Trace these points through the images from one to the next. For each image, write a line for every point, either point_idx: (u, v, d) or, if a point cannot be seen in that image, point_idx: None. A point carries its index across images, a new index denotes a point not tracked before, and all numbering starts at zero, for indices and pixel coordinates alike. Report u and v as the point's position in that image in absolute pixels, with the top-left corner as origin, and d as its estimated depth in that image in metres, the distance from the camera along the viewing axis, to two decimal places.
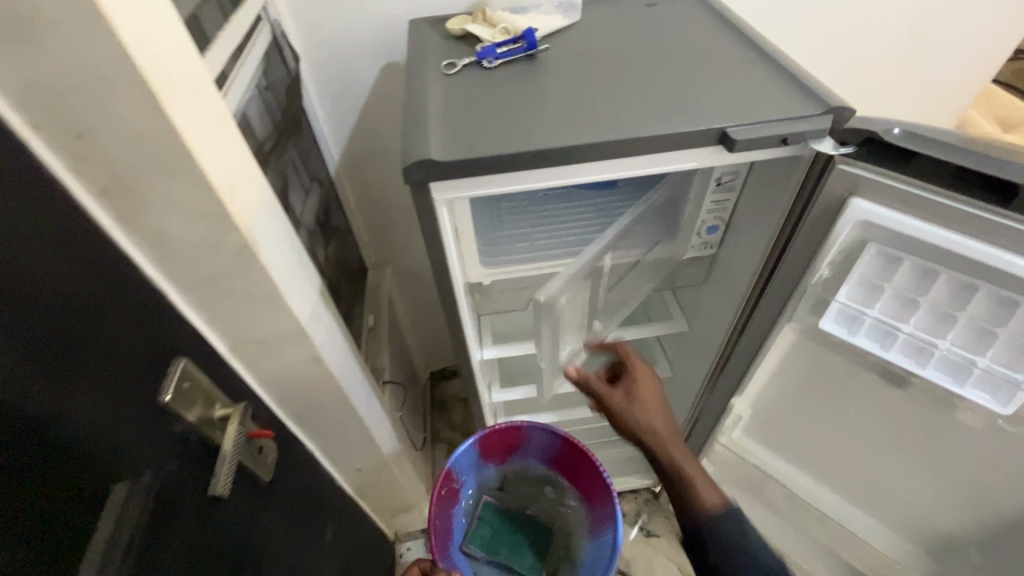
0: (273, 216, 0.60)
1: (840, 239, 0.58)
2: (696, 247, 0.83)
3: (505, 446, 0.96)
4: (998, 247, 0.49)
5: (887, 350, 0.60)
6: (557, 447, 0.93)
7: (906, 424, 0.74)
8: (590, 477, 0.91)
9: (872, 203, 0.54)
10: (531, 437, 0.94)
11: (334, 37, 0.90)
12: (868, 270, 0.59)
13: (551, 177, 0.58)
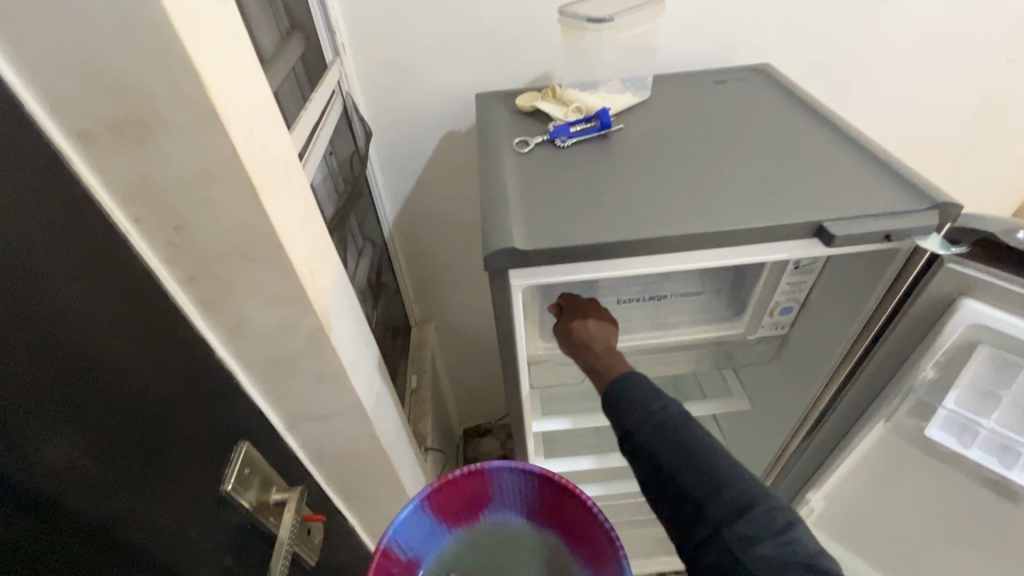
0: (343, 293, 0.59)
1: (947, 341, 0.53)
2: (767, 327, 0.79)
3: (464, 508, 0.57)
4: None
5: (1010, 469, 0.54)
6: (541, 498, 0.56)
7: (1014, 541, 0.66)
8: (594, 544, 0.53)
9: (989, 306, 0.50)
10: (501, 486, 0.56)
11: (401, 106, 0.92)
12: (982, 374, 0.54)
13: (635, 264, 0.55)
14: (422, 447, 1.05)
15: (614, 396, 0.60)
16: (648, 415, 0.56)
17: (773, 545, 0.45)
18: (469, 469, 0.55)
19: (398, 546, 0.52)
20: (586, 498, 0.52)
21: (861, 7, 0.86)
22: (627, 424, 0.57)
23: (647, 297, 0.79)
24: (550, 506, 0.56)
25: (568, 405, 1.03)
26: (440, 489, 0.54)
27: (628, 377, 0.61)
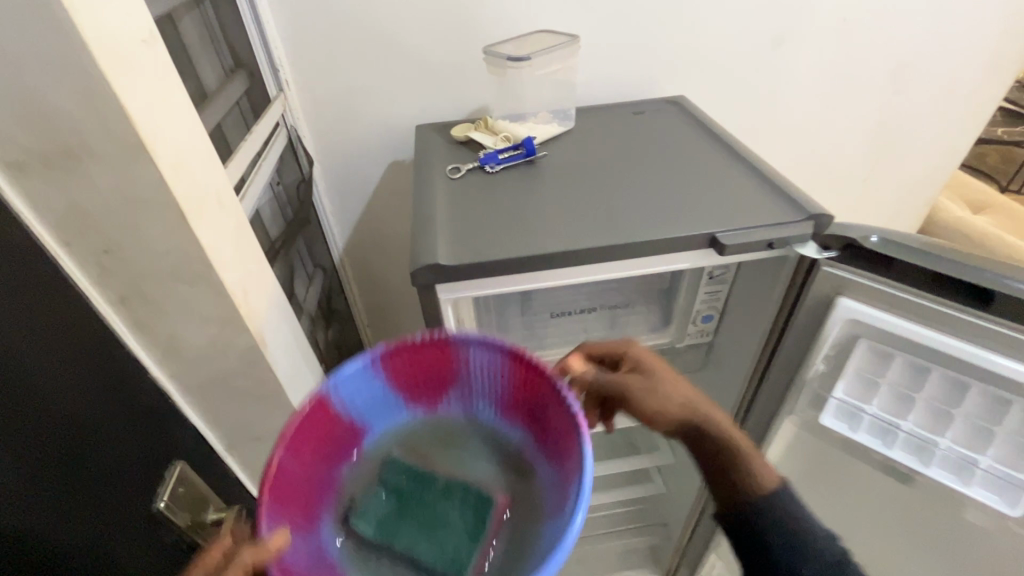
0: (280, 313, 0.61)
1: (831, 336, 0.60)
2: (693, 335, 0.85)
3: (422, 377, 0.43)
4: (980, 346, 0.51)
5: (890, 447, 0.61)
6: (513, 376, 0.41)
7: (918, 525, 0.72)
8: (564, 430, 0.38)
9: (859, 302, 0.56)
10: (472, 368, 0.42)
11: (346, 138, 0.96)
12: (862, 365, 0.61)
13: (553, 277, 0.60)
14: None
15: (761, 518, 0.50)
16: (817, 552, 0.48)
17: None
18: (440, 335, 0.42)
19: (342, 401, 0.40)
20: (556, 375, 0.38)
21: (761, 47, 0.97)
22: (774, 553, 0.49)
23: (580, 310, 0.84)
24: (530, 399, 0.41)
25: None
26: (404, 352, 0.42)
27: (780, 492, 0.50)
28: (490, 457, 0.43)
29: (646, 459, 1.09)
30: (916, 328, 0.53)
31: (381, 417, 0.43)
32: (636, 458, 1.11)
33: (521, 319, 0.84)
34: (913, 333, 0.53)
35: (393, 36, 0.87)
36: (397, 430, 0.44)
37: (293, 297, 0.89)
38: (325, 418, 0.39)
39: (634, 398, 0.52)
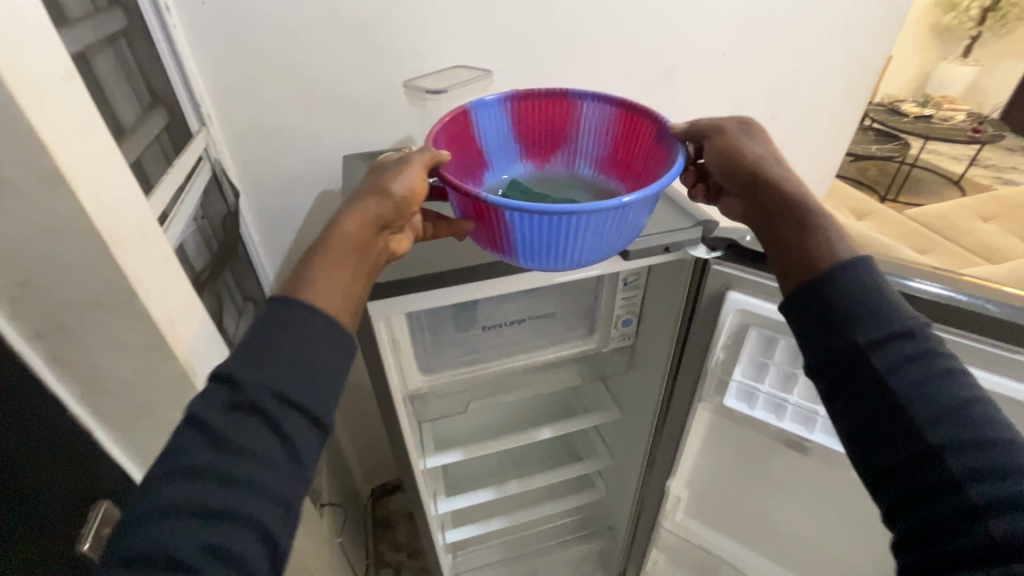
0: (211, 341, 0.62)
1: (726, 326, 0.69)
2: (616, 338, 0.92)
3: (542, 128, 0.74)
4: None
5: (781, 420, 0.69)
6: (609, 125, 0.72)
7: (817, 490, 0.81)
8: (647, 149, 0.69)
9: (744, 295, 0.65)
10: (580, 121, 0.73)
11: (273, 169, 0.98)
12: (754, 350, 0.69)
13: (484, 290, 0.68)
14: (318, 504, 1.03)
15: (831, 294, 0.49)
16: (865, 274, 0.49)
17: (953, 393, 0.44)
18: (563, 95, 0.71)
19: (485, 129, 0.71)
20: (655, 112, 0.67)
21: (657, 79, 1.10)
22: (842, 307, 0.49)
23: (508, 323, 0.87)
24: (615, 138, 0.73)
25: (463, 438, 1.08)
26: (528, 102, 0.72)
27: (855, 258, 0.50)
28: (584, 186, 0.75)
29: (584, 463, 1.15)
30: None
31: (506, 156, 0.75)
32: (575, 464, 1.17)
33: (455, 335, 0.86)
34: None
35: (317, 73, 0.91)
36: (512, 166, 0.76)
37: (224, 330, 0.88)
38: (467, 124, 0.69)
39: (748, 147, 0.61)
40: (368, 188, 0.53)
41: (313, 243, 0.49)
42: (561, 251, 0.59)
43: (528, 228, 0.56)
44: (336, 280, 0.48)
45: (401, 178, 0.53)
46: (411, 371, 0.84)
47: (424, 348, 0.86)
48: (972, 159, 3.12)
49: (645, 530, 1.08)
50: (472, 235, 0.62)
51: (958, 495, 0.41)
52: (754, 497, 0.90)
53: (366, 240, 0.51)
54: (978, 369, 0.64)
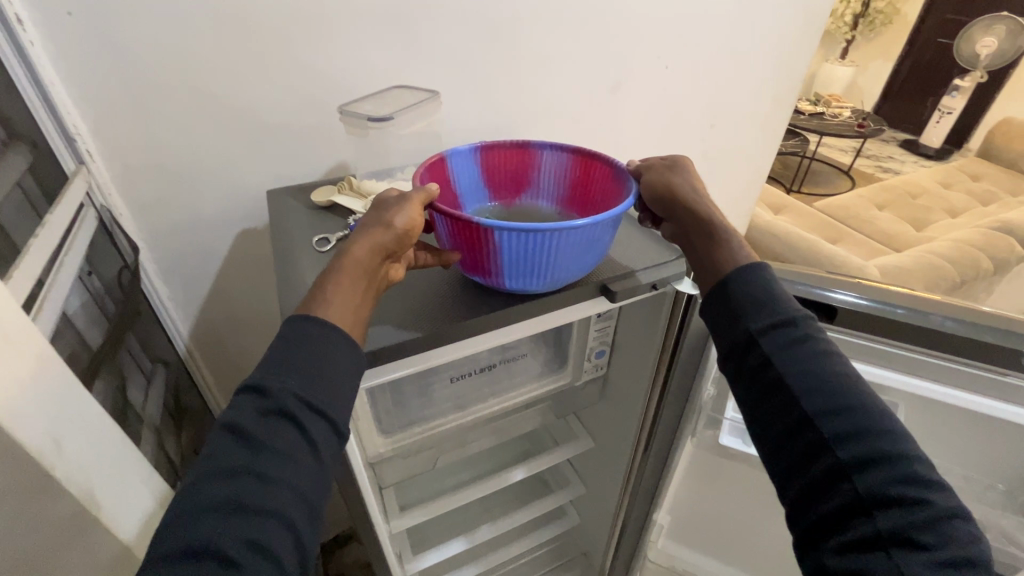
0: (119, 451, 0.48)
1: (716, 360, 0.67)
2: (589, 370, 0.87)
3: (513, 181, 0.72)
4: None
5: None
6: (576, 176, 0.70)
7: None
8: (610, 194, 0.66)
9: None
10: (539, 165, 0.71)
11: (180, 210, 0.83)
12: None
13: (459, 349, 0.58)
14: None
15: (731, 291, 0.52)
16: (753, 274, 0.52)
17: (826, 371, 0.45)
18: (519, 143, 0.70)
19: (460, 178, 0.68)
20: (618, 160, 0.65)
21: (601, 93, 1.06)
22: (736, 303, 0.51)
23: (478, 369, 0.79)
24: (576, 179, 0.70)
25: (427, 490, 0.99)
26: (500, 155, 0.70)
27: (754, 264, 0.53)
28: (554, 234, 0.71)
29: (557, 495, 1.09)
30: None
31: (478, 207, 0.71)
32: (547, 498, 1.11)
33: (418, 393, 0.79)
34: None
35: (227, 97, 0.77)
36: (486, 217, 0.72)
37: (129, 411, 0.73)
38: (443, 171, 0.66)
39: (670, 178, 0.61)
40: (377, 215, 0.53)
41: (327, 269, 0.50)
42: (539, 272, 0.56)
43: (508, 248, 0.53)
44: (348, 308, 0.49)
45: (407, 209, 0.53)
46: (369, 435, 0.74)
47: (383, 405, 0.76)
48: (859, 151, 3.45)
49: (627, 558, 1.04)
50: (460, 265, 0.59)
51: (825, 454, 0.43)
52: (736, 519, 0.88)
53: (374, 264, 0.51)
54: (1005, 404, 0.56)
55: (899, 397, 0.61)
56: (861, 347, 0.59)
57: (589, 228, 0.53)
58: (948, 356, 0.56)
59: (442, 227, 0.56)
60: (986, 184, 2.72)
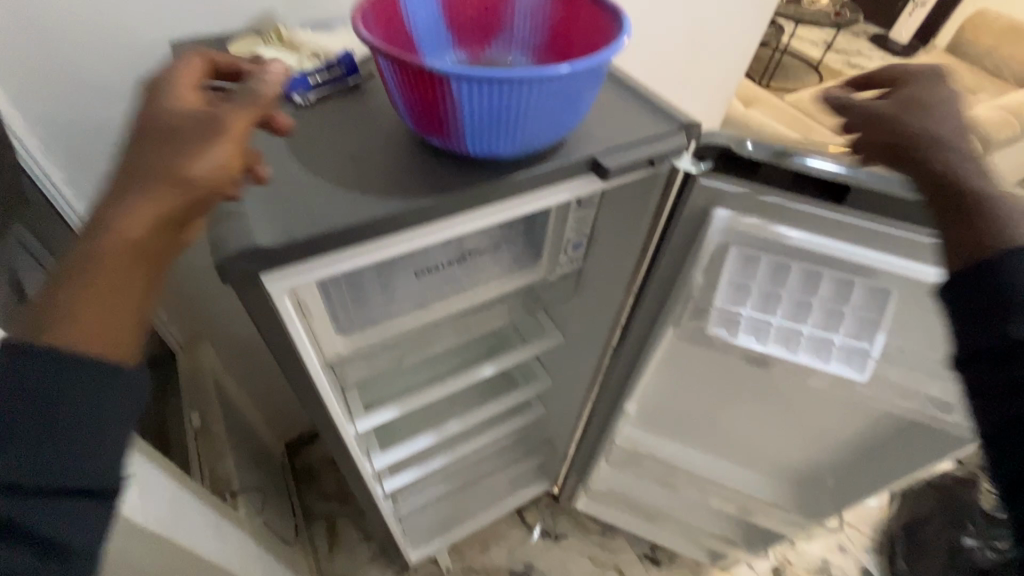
0: None
1: (711, 246, 0.58)
2: (564, 265, 0.81)
3: (483, 25, 0.59)
4: (832, 239, 0.54)
5: (764, 343, 0.61)
6: (558, 18, 0.57)
7: (772, 395, 0.80)
8: (594, 38, 0.54)
9: (733, 211, 0.55)
10: (514, 6, 0.58)
11: (59, 67, 0.65)
12: (733, 272, 0.60)
13: (415, 237, 0.48)
14: (229, 495, 0.86)
15: (1009, 261, 0.38)
16: None
17: None
18: None
19: (415, 13, 0.55)
20: None
21: None
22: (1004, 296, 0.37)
23: (444, 264, 0.72)
24: (556, 19, 0.57)
25: (391, 388, 0.96)
26: None
27: None
28: None
29: (525, 389, 1.09)
30: (823, 240, 0.54)
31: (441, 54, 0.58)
32: (514, 392, 1.11)
33: (377, 290, 0.71)
34: (810, 242, 0.55)
35: None
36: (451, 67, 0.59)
37: None
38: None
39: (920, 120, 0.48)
40: (160, 162, 0.39)
41: (85, 249, 0.37)
42: (509, 134, 0.45)
43: (469, 103, 0.42)
44: (121, 302, 0.38)
45: (209, 151, 0.39)
46: (325, 334, 0.66)
47: (340, 300, 0.68)
48: (832, 41, 3.31)
49: (593, 443, 1.08)
50: (410, 122, 0.47)
51: None
52: (701, 407, 0.90)
53: (147, 249, 0.38)
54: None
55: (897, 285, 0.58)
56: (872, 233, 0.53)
57: (567, 79, 0.43)
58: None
59: (387, 72, 0.44)
60: (950, 80, 2.69)
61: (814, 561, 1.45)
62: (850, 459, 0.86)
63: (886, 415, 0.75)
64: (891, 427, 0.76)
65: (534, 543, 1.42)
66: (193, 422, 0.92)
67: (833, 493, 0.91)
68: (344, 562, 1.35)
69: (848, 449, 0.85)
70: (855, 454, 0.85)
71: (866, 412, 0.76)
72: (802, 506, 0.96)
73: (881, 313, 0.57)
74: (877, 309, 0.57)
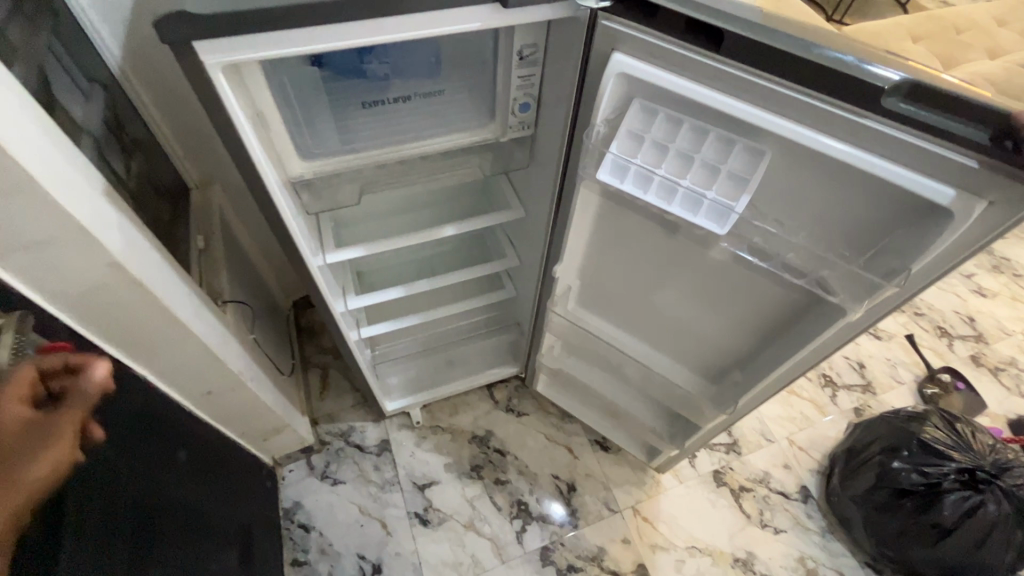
0: (6, 94, 0.53)
1: (609, 89, 0.64)
2: (515, 128, 0.87)
3: None
4: (716, 92, 0.59)
5: (645, 193, 0.69)
6: None
7: (685, 271, 0.88)
8: None
9: (629, 56, 0.61)
10: None
11: None
12: (633, 123, 0.67)
13: (324, 37, 0.58)
14: (218, 301, 1.03)
15: None
16: None
17: None
18: None
19: None
20: None
21: None
22: None
23: (390, 101, 0.83)
24: None
25: (365, 236, 1.10)
26: None
27: None
28: None
29: (494, 263, 1.20)
30: (696, 87, 0.59)
31: None
32: (480, 265, 1.22)
33: (332, 121, 0.82)
34: (687, 90, 0.59)
35: None
36: None
37: (61, 106, 0.76)
38: None
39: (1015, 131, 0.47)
40: None
41: None
42: None
43: None
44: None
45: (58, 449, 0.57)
46: (285, 146, 0.78)
47: (306, 118, 0.79)
48: None
49: (543, 315, 1.19)
50: None
51: None
52: (629, 286, 0.99)
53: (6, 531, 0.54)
54: (880, 160, 0.54)
55: (774, 146, 0.62)
56: (741, 82, 0.57)
57: None
58: (828, 99, 0.54)
59: None
60: None
61: (755, 472, 1.54)
62: (754, 351, 0.93)
63: (780, 301, 0.81)
64: (785, 314, 0.83)
65: (498, 415, 1.59)
66: (197, 242, 1.09)
67: (736, 384, 0.98)
68: (331, 403, 1.57)
69: (755, 339, 0.91)
70: (758, 345, 0.91)
71: (768, 298, 0.82)
72: (713, 397, 1.04)
73: (753, 172, 0.63)
74: (749, 166, 0.63)
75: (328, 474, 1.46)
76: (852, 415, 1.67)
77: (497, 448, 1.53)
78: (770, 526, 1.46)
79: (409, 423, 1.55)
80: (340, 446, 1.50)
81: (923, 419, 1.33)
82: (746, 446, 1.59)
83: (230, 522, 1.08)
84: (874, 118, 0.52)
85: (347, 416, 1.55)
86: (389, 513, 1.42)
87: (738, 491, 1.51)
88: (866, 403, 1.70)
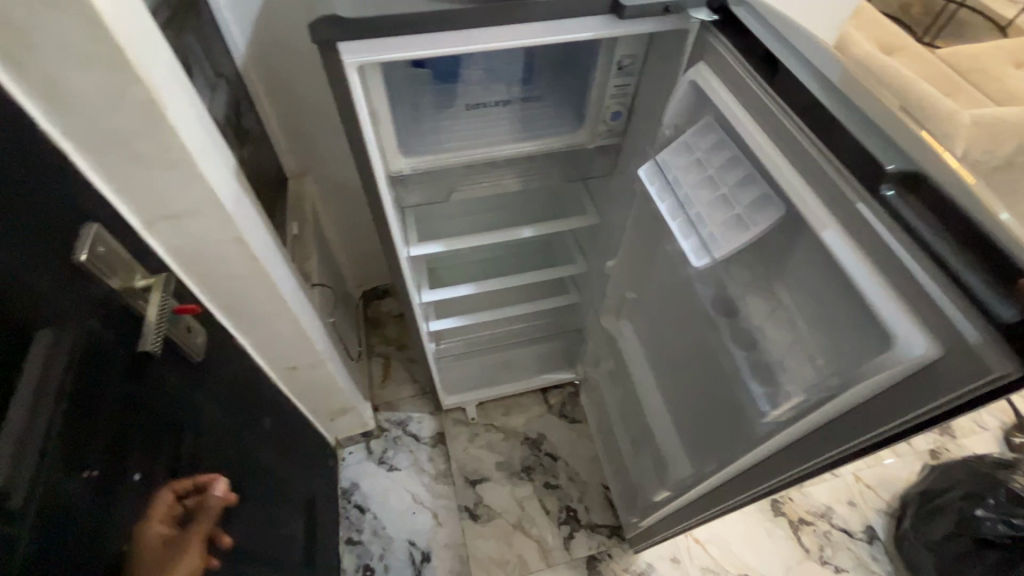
0: (177, 81, 0.61)
1: (680, 90, 0.71)
2: (602, 134, 0.89)
3: None
4: (746, 125, 0.61)
5: (663, 198, 0.75)
6: None
7: (698, 314, 0.87)
8: None
9: (708, 70, 0.67)
10: None
11: None
12: (692, 136, 0.73)
13: (430, 44, 0.62)
14: (308, 283, 1.11)
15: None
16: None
17: None
18: None
19: None
20: None
21: None
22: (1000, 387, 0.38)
23: (493, 104, 0.89)
24: None
25: (445, 233, 1.15)
26: None
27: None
28: None
29: (565, 267, 1.22)
30: (731, 105, 0.63)
31: None
32: (551, 268, 1.25)
33: (436, 120, 0.89)
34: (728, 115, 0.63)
35: None
36: None
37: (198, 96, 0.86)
38: None
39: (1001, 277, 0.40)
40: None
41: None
42: None
43: None
44: None
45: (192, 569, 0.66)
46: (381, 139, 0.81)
47: (415, 115, 0.88)
48: None
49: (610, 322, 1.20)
50: None
51: None
52: (660, 315, 1.01)
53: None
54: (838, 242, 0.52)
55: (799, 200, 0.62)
56: (784, 129, 0.58)
57: None
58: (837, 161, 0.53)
59: None
60: None
61: (817, 505, 1.48)
62: (719, 440, 0.85)
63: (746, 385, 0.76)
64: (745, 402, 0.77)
65: (551, 419, 1.60)
66: (292, 228, 1.18)
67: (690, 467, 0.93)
68: (391, 392, 1.63)
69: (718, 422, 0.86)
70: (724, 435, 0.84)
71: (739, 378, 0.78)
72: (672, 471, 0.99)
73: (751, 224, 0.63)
74: (757, 217, 0.63)
75: (385, 459, 1.51)
76: (928, 457, 1.56)
77: (549, 453, 1.54)
78: (829, 564, 1.39)
79: (464, 419, 1.59)
80: (398, 434, 1.56)
81: (1014, 468, 1.23)
82: (808, 477, 1.52)
83: (299, 494, 1.15)
84: (866, 204, 0.50)
85: (406, 405, 1.61)
86: (440, 504, 1.45)
87: (797, 523, 1.45)
88: (944, 446, 1.59)
